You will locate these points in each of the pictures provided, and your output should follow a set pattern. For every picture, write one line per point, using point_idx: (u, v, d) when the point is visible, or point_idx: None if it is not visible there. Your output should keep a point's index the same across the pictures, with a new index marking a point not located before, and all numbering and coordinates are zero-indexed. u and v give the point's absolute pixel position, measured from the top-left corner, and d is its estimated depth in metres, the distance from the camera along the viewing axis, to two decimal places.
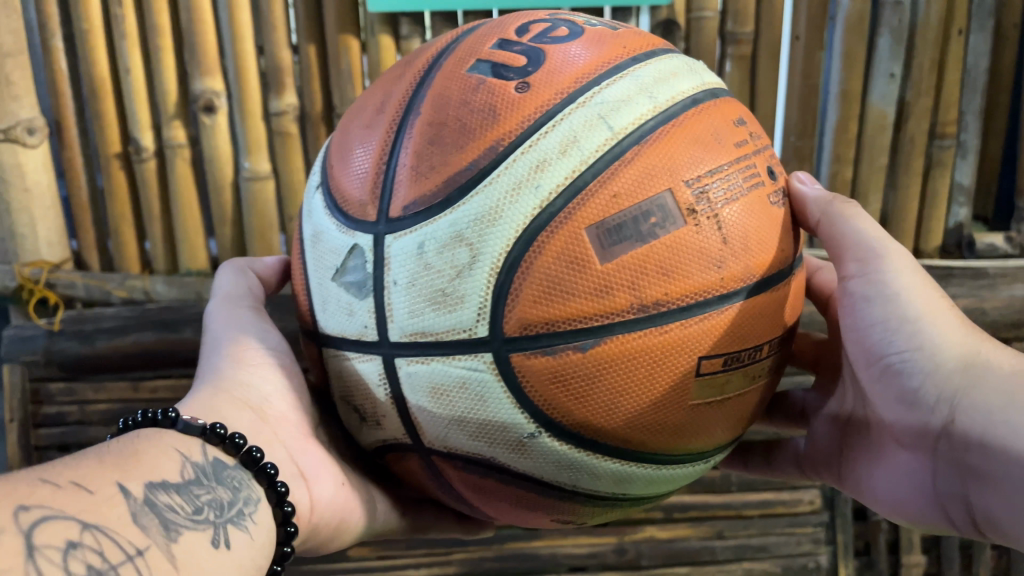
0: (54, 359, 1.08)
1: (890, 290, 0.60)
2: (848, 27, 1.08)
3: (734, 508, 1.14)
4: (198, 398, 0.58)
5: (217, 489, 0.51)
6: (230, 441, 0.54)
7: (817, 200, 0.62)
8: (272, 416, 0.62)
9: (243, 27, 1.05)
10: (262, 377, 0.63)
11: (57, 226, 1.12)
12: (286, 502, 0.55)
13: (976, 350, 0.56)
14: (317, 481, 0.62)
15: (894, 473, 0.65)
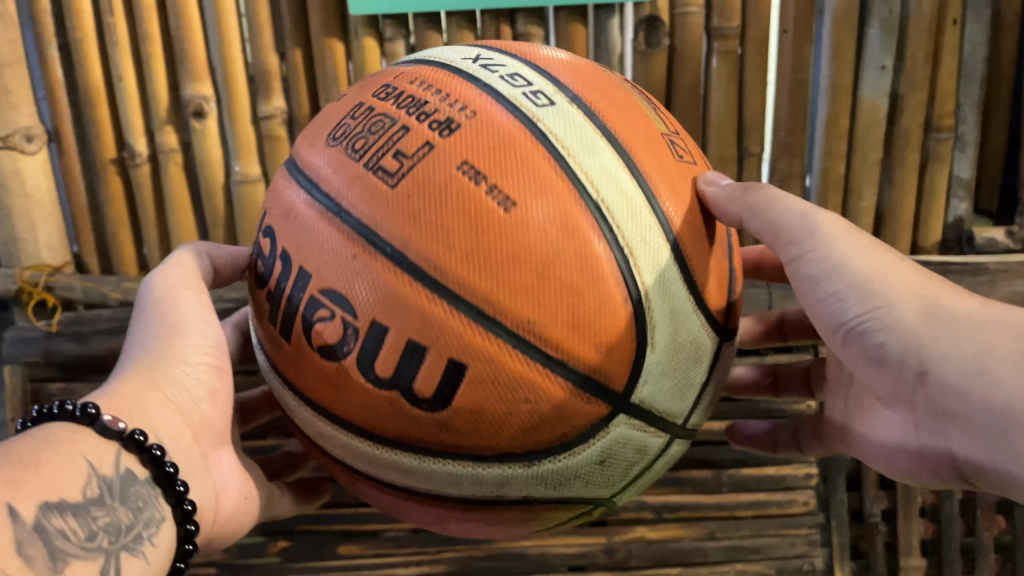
0: (54, 360, 1.11)
1: (836, 264, 0.64)
2: (835, 19, 1.06)
3: (727, 509, 1.12)
4: (125, 385, 0.71)
5: (118, 511, 0.62)
6: (145, 451, 0.67)
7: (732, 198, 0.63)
8: (193, 419, 0.76)
9: (229, 30, 1.07)
10: (190, 372, 0.76)
11: (57, 231, 1.15)
12: (186, 503, 0.68)
13: (934, 301, 0.61)
14: (224, 495, 0.79)
15: (883, 423, 0.75)
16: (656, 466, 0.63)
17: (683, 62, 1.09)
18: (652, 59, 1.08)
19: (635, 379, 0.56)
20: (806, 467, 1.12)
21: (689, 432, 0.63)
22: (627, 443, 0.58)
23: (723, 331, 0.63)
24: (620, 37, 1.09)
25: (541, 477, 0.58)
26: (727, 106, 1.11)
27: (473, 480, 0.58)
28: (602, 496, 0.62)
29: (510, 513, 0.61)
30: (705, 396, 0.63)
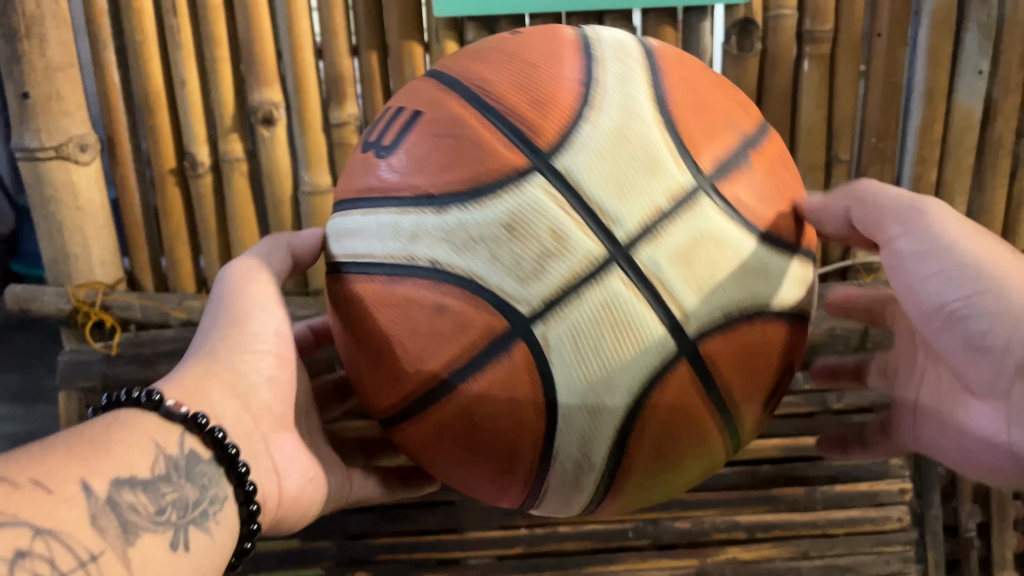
0: (112, 386, 1.03)
1: (942, 239, 0.68)
2: (933, 22, 1.03)
3: (819, 527, 1.10)
4: (194, 371, 0.66)
5: (184, 488, 0.57)
6: (207, 433, 0.61)
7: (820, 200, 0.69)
8: (254, 405, 0.69)
9: (302, 33, 1.01)
10: (254, 362, 0.69)
11: (110, 246, 1.08)
12: (249, 483, 0.62)
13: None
14: (287, 478, 0.70)
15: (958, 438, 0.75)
16: (587, 305, 0.54)
17: (775, 67, 1.05)
18: (744, 63, 1.05)
19: (564, 142, 0.55)
20: (900, 482, 1.09)
21: (632, 263, 0.54)
22: (540, 214, 0.54)
23: (705, 176, 0.57)
24: (711, 40, 1.05)
25: (446, 231, 0.56)
26: (817, 112, 1.07)
27: (394, 237, 0.58)
28: (516, 305, 0.54)
29: (427, 316, 0.57)
30: (666, 226, 0.54)
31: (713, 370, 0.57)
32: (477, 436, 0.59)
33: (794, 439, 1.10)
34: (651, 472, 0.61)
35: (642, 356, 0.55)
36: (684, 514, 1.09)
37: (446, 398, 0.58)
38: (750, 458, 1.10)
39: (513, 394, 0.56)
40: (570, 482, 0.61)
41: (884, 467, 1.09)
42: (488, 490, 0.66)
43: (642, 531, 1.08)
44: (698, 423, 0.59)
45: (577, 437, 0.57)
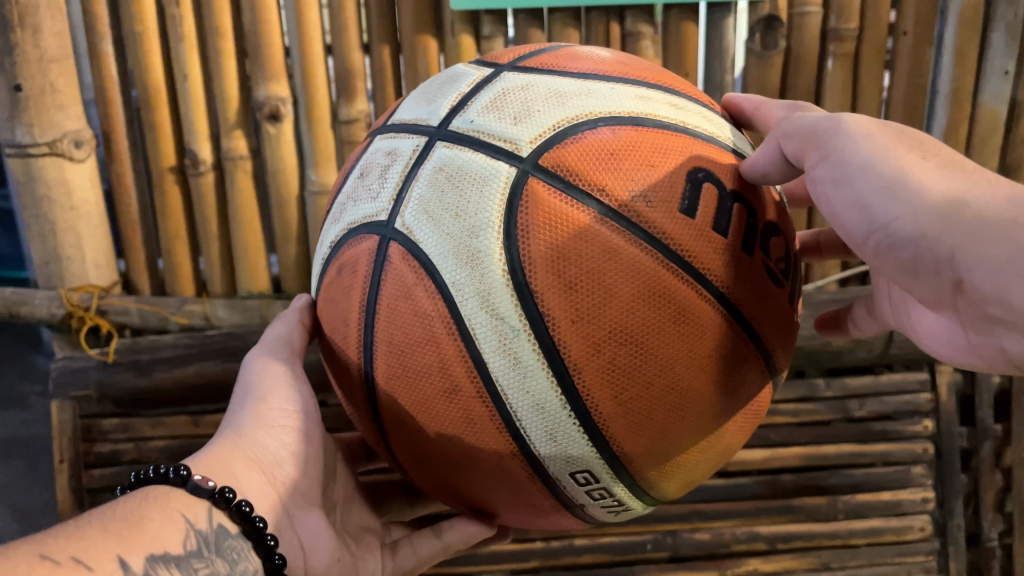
0: (108, 395, 0.99)
1: (854, 160, 0.45)
2: (960, 21, 1.01)
3: (841, 537, 1.07)
4: (215, 450, 0.57)
5: (217, 563, 0.50)
6: (235, 507, 0.53)
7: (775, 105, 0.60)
8: (281, 482, 0.59)
9: (311, 26, 0.97)
10: (281, 438, 0.60)
11: (105, 248, 1.02)
12: (277, 555, 0.53)
13: (960, 197, 0.42)
14: (313, 553, 0.60)
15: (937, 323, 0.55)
16: (427, 178, 0.49)
17: (798, 66, 1.03)
18: (768, 62, 1.02)
19: (393, 114, 0.56)
20: (922, 491, 1.07)
21: (452, 133, 0.50)
22: (376, 152, 0.54)
23: (514, 64, 0.54)
24: (734, 37, 1.02)
25: (336, 211, 0.55)
26: (840, 112, 1.05)
27: (317, 254, 0.58)
28: (378, 216, 0.50)
29: (347, 280, 0.52)
30: (473, 96, 0.51)
31: (607, 198, 0.47)
32: (410, 366, 0.49)
33: (816, 448, 1.06)
34: (634, 380, 0.47)
35: (497, 186, 0.47)
36: (704, 526, 1.06)
37: (371, 347, 0.51)
38: (771, 468, 1.07)
39: (406, 295, 0.48)
40: (548, 422, 0.48)
41: (906, 475, 1.07)
42: (502, 472, 0.51)
43: (661, 543, 1.05)
44: (650, 282, 0.46)
45: (488, 325, 0.46)
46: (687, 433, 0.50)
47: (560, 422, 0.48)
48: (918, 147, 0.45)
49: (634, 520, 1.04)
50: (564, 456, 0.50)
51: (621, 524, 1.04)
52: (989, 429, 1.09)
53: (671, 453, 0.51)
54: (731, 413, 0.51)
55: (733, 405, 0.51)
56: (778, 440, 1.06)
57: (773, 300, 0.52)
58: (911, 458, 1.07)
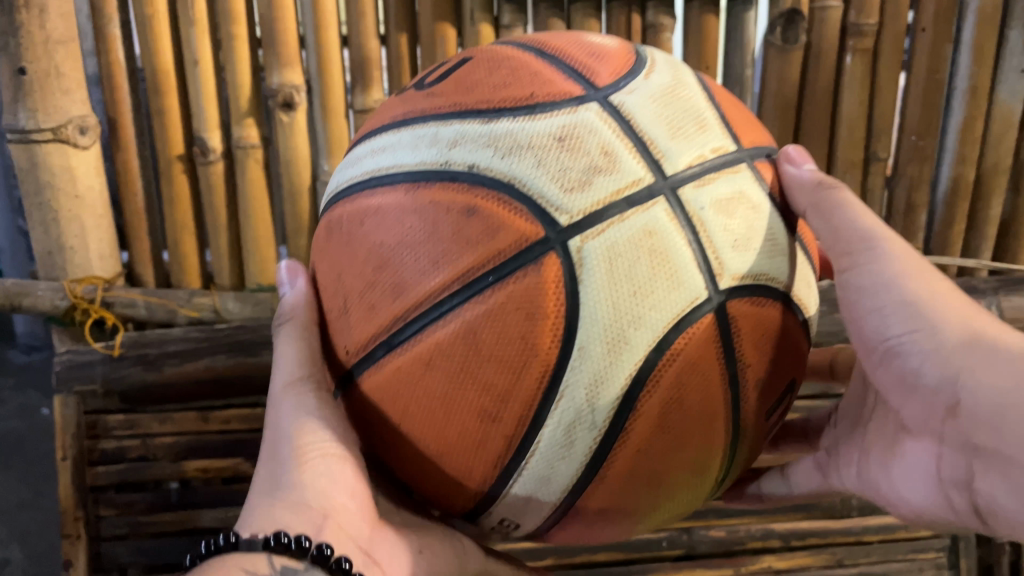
0: (114, 389, 0.95)
1: (885, 277, 0.55)
2: (979, 19, 1.00)
3: (854, 534, 1.07)
4: (288, 513, 0.50)
5: None
6: (318, 554, 0.47)
7: (808, 188, 0.54)
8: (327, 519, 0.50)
9: (327, 13, 0.94)
10: (316, 471, 0.52)
11: (110, 238, 0.99)
12: None
13: (977, 334, 0.51)
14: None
15: (909, 469, 0.58)
16: (629, 225, 0.45)
17: (818, 61, 1.02)
18: (788, 56, 1.01)
19: (617, 86, 0.50)
20: None
21: (678, 199, 0.47)
22: (592, 130, 0.47)
23: (749, 154, 0.52)
24: (754, 31, 1.01)
25: (492, 137, 0.48)
26: (859, 108, 1.04)
27: (432, 145, 0.50)
28: (554, 214, 0.45)
29: (449, 218, 0.47)
30: (714, 176, 0.49)
31: (736, 342, 0.48)
32: (472, 373, 0.46)
33: None
34: (629, 497, 0.50)
35: (683, 301, 0.46)
36: (719, 523, 1.05)
37: (444, 320, 0.47)
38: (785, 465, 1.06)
39: (535, 316, 0.45)
40: (526, 496, 0.50)
41: None
42: (448, 484, 0.51)
43: (676, 540, 1.04)
44: (708, 418, 0.49)
45: (575, 404, 0.46)
46: (605, 527, 0.54)
47: (549, 490, 0.49)
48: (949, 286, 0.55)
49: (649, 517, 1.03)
50: (520, 499, 0.51)
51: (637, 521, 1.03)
52: None
53: (594, 531, 0.54)
54: (657, 526, 0.56)
55: (662, 520, 0.55)
56: None
57: (759, 427, 0.54)
58: None
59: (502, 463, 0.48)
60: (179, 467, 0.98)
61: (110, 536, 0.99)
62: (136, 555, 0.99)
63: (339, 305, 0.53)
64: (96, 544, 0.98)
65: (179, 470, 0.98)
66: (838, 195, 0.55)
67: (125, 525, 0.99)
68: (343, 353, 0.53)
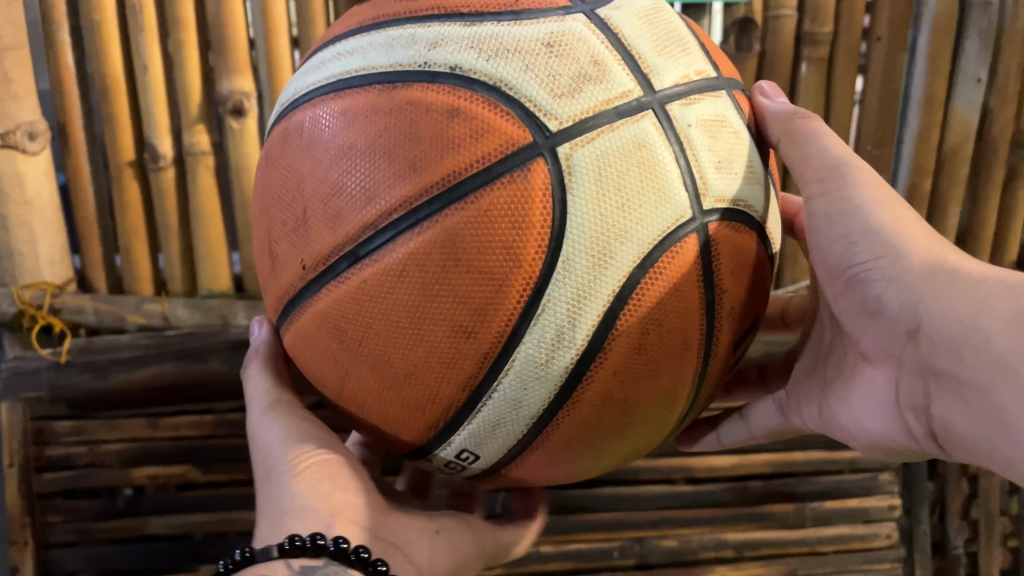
0: (62, 396, 0.95)
1: (851, 205, 0.56)
2: (934, 28, 1.00)
3: (809, 544, 1.06)
4: (296, 524, 0.53)
5: None
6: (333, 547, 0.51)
7: (778, 118, 0.57)
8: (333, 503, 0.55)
9: (277, 20, 0.94)
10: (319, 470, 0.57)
11: (60, 243, 0.99)
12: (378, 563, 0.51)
13: (941, 260, 0.52)
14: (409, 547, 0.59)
15: (868, 399, 0.60)
16: (619, 135, 0.45)
17: (773, 70, 1.01)
18: (742, 65, 1.01)
19: (604, 1, 0.50)
20: (889, 498, 1.07)
21: (666, 114, 0.47)
22: (580, 41, 0.47)
23: (727, 84, 0.53)
24: (708, 39, 1.00)
25: (475, 39, 0.47)
26: (814, 117, 1.04)
27: (405, 46, 0.48)
28: (543, 119, 0.45)
29: (419, 121, 0.46)
30: (698, 97, 0.49)
31: (714, 266, 0.49)
32: (450, 283, 0.45)
33: (785, 454, 1.06)
34: (599, 422, 0.50)
35: (668, 218, 0.46)
36: (672, 533, 1.05)
37: (420, 226, 0.45)
38: (740, 475, 1.06)
39: (520, 223, 0.44)
40: (495, 416, 0.50)
41: (873, 483, 1.07)
42: (416, 406, 0.50)
43: (628, 550, 1.04)
44: (683, 339, 0.49)
45: (556, 318, 0.46)
46: (575, 461, 0.54)
47: (523, 409, 0.49)
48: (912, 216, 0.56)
49: (602, 527, 1.03)
50: (493, 418, 0.50)
51: (589, 531, 1.03)
52: None
53: (560, 462, 0.54)
54: (623, 456, 0.56)
55: (622, 455, 0.55)
56: (749, 447, 1.05)
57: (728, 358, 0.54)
58: (879, 465, 1.07)
59: (475, 379, 0.48)
60: (127, 473, 0.99)
61: (58, 543, 1.00)
62: (84, 562, 1.00)
63: (292, 218, 0.50)
64: (44, 551, 0.99)
65: (126, 477, 0.99)
66: (812, 125, 0.57)
67: (73, 531, 0.99)
68: (298, 267, 0.51)
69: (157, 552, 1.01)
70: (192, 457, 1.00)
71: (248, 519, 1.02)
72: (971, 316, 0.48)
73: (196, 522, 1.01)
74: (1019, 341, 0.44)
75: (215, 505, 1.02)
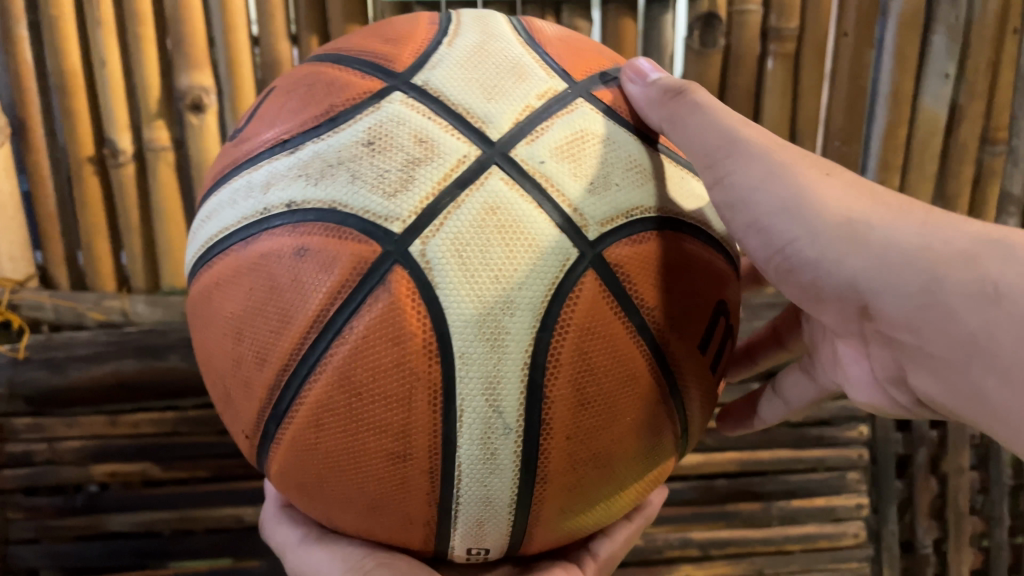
0: (20, 393, 0.95)
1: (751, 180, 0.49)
2: (901, 23, 0.99)
3: (775, 543, 1.06)
4: None
5: None
6: None
7: (652, 101, 0.51)
8: None
9: (235, 14, 0.93)
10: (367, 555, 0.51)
11: (21, 239, 0.98)
12: None
13: (854, 222, 0.46)
14: None
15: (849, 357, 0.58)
16: (467, 208, 0.43)
17: (738, 65, 1.00)
18: (707, 60, 1.00)
19: (419, 64, 0.48)
20: (857, 496, 1.06)
21: (512, 161, 0.44)
22: (399, 123, 0.45)
23: (583, 88, 0.50)
24: (672, 34, 0.99)
25: (301, 165, 0.46)
26: (780, 113, 1.03)
27: (247, 196, 0.48)
28: (386, 224, 0.43)
29: (286, 265, 0.45)
30: (545, 125, 0.46)
31: (630, 290, 0.46)
32: (360, 416, 0.44)
33: (751, 453, 1.05)
34: (582, 472, 0.47)
35: (553, 267, 0.43)
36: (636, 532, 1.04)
37: (317, 369, 0.45)
38: (705, 473, 1.05)
39: (402, 341, 0.42)
40: (485, 513, 0.48)
41: (841, 482, 1.06)
42: (397, 525, 0.49)
43: None
44: (627, 375, 0.46)
45: (479, 415, 0.44)
46: (586, 513, 0.51)
47: (497, 504, 0.47)
48: (821, 165, 0.49)
49: None
50: (474, 519, 0.48)
51: None
52: (926, 436, 1.08)
53: (572, 520, 0.51)
54: (636, 496, 0.54)
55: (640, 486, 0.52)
56: (714, 444, 1.04)
57: (704, 379, 0.52)
58: (847, 463, 1.06)
59: (434, 494, 0.46)
60: (87, 470, 0.99)
61: (19, 539, 1.00)
62: (45, 558, 1.00)
63: (222, 392, 0.51)
64: (5, 546, 1.00)
65: (86, 474, 0.99)
66: (691, 102, 0.52)
67: (34, 528, 1.00)
68: (243, 436, 0.51)
69: (118, 550, 1.01)
70: (152, 455, 1.00)
71: (208, 517, 1.01)
72: (924, 298, 0.44)
73: (156, 520, 1.01)
74: (992, 321, 0.41)
75: (175, 503, 1.01)
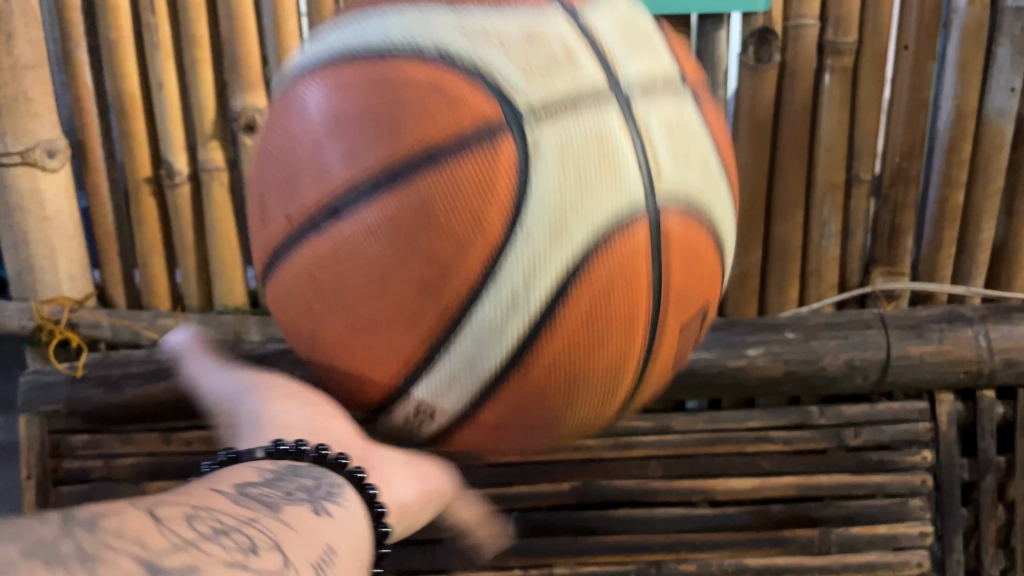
0: (77, 409, 0.97)
1: None
2: (964, 36, 0.96)
3: (834, 571, 1.03)
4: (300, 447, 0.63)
5: (301, 479, 0.56)
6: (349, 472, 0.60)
7: None
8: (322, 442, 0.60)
9: (288, 35, 0.94)
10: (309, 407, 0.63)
11: (80, 258, 1.01)
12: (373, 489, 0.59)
13: None
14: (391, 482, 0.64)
15: None
16: (583, 118, 0.45)
17: (794, 80, 0.98)
18: (761, 76, 0.97)
19: None
20: (920, 524, 1.03)
21: (630, 108, 0.46)
22: (554, 28, 0.47)
23: (694, 89, 0.52)
24: (727, 51, 0.98)
25: (459, 14, 0.47)
26: (838, 129, 1.00)
27: (394, 15, 0.49)
28: (513, 95, 0.45)
29: (406, 82, 0.46)
30: (662, 94, 0.48)
31: (665, 249, 0.48)
32: (423, 238, 0.45)
33: (809, 477, 1.02)
34: (545, 384, 0.49)
35: (625, 202, 0.45)
36: (690, 557, 1.02)
37: (391, 185, 0.46)
38: (760, 497, 1.03)
39: (489, 188, 0.45)
40: (450, 374, 0.49)
41: (903, 508, 1.02)
42: (381, 358, 0.50)
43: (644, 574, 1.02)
44: (630, 318, 0.48)
45: (512, 282, 0.46)
46: (518, 432, 0.53)
47: (477, 376, 0.49)
48: None
49: (616, 549, 1.02)
50: (446, 378, 0.49)
51: (604, 552, 1.02)
52: (993, 461, 1.04)
53: (504, 435, 0.53)
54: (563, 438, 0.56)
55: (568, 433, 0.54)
56: (769, 468, 1.02)
57: (667, 368, 0.54)
58: (909, 490, 1.02)
59: (432, 339, 0.48)
60: (141, 487, 1.00)
61: None
62: None
63: (274, 170, 0.51)
64: None
65: (140, 491, 1.00)
66: None
67: None
68: (275, 216, 0.51)
69: None
70: (204, 472, 1.00)
71: None
72: None
73: None
74: None
75: None
